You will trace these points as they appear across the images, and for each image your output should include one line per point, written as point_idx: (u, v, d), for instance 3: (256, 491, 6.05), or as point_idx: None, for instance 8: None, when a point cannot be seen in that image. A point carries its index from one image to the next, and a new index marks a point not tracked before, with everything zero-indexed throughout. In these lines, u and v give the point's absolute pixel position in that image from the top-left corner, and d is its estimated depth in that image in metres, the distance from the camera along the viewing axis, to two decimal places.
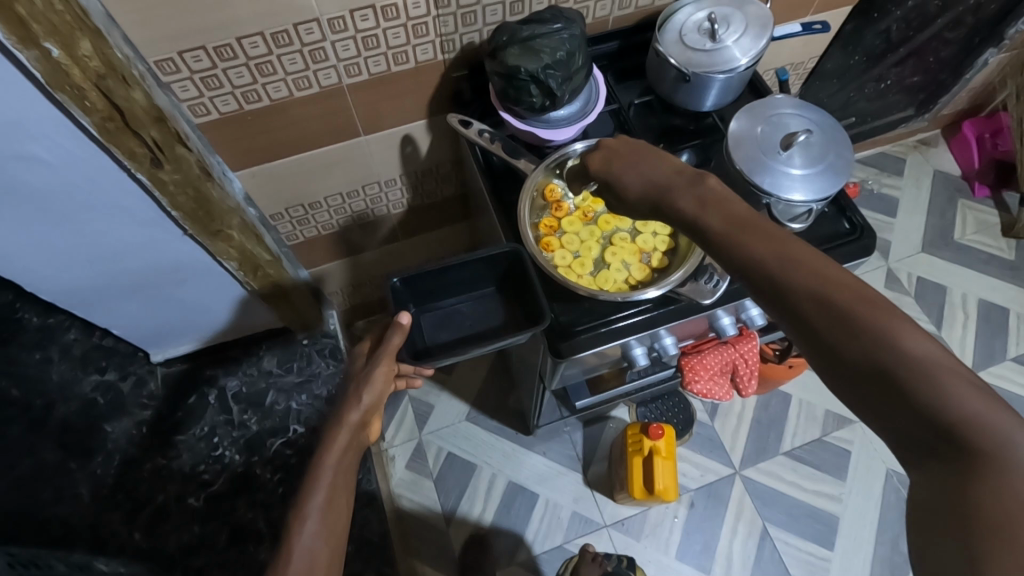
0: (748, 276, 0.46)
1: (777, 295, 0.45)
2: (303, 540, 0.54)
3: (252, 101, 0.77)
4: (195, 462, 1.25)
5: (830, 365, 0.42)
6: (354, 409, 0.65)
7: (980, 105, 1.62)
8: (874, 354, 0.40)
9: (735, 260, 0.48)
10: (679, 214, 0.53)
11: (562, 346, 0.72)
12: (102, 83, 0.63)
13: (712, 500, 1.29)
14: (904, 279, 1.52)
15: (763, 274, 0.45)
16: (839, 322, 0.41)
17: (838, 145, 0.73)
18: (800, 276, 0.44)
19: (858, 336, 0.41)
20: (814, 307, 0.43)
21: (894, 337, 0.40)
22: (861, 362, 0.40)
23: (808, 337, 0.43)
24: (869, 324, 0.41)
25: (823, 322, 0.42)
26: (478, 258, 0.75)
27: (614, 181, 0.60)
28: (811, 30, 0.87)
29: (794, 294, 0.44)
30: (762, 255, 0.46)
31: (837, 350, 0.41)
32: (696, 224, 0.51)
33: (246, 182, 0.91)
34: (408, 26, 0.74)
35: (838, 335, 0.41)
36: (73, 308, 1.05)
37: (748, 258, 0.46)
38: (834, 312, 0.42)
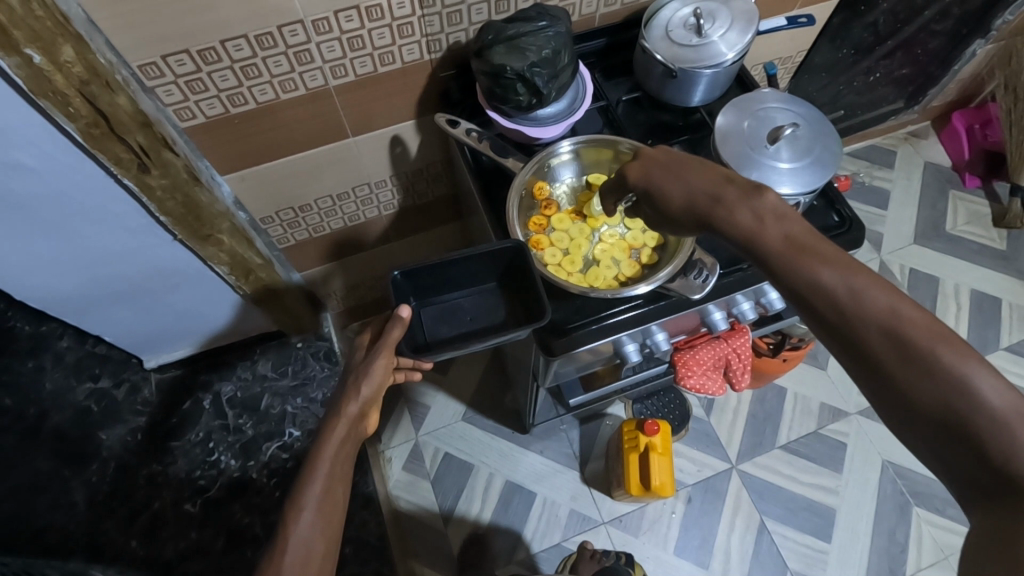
0: (810, 303, 0.45)
1: (840, 326, 0.43)
2: (299, 531, 0.55)
3: (238, 104, 0.76)
4: (191, 468, 1.25)
5: (893, 403, 0.41)
6: (354, 402, 0.63)
7: (969, 96, 1.62)
8: (942, 397, 0.39)
9: (794, 285, 0.46)
10: (733, 230, 0.50)
11: (561, 344, 0.72)
12: (86, 90, 0.64)
13: (709, 495, 1.29)
14: (896, 271, 1.53)
15: (827, 303, 0.44)
16: (909, 360, 0.40)
17: (825, 138, 0.73)
18: (869, 308, 0.42)
19: (929, 378, 0.39)
20: (883, 342, 0.41)
21: (966, 380, 0.39)
22: (927, 403, 0.39)
23: (874, 371, 0.42)
24: (940, 366, 0.39)
25: (891, 359, 0.41)
26: (480, 252, 0.73)
27: (657, 187, 0.56)
28: (796, 24, 0.87)
29: (861, 327, 0.42)
30: (829, 282, 0.44)
31: (902, 388, 0.40)
32: (754, 245, 0.49)
33: (235, 187, 0.90)
34: (393, 26, 0.74)
35: (905, 374, 0.40)
36: (63, 316, 1.04)
37: (812, 286, 0.45)
38: (903, 351, 0.41)
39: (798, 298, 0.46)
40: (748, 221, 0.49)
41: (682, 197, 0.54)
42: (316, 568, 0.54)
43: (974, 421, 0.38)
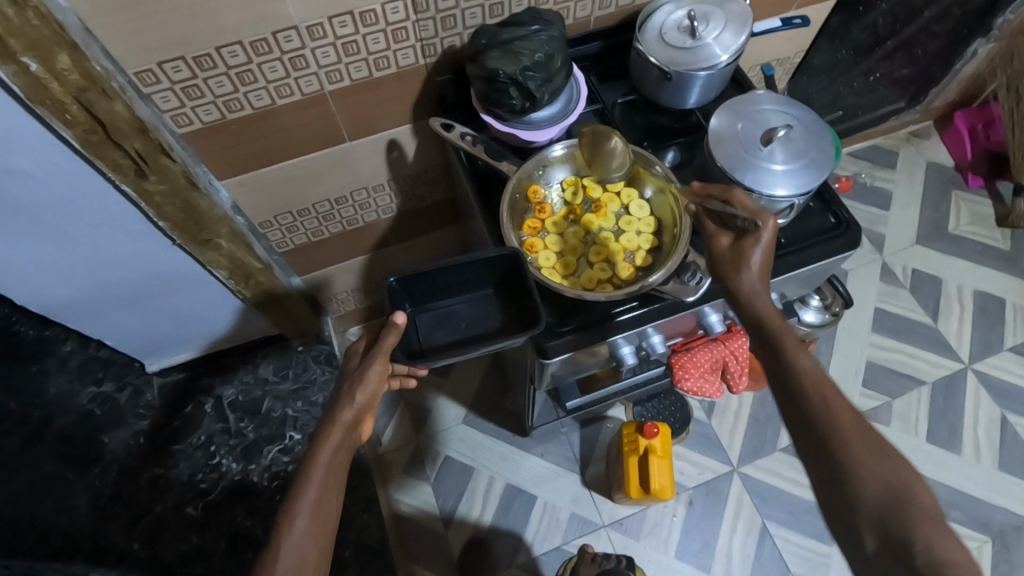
0: (796, 388, 0.58)
1: (821, 410, 0.56)
2: (292, 539, 0.56)
3: (235, 110, 0.77)
4: (192, 471, 1.25)
5: (850, 480, 0.53)
6: (348, 408, 0.63)
7: (971, 96, 1.62)
8: (888, 485, 0.51)
9: (785, 369, 0.59)
10: (752, 310, 0.63)
11: (592, 335, 0.74)
12: (83, 97, 0.65)
13: (711, 498, 1.29)
14: (899, 272, 1.52)
15: (814, 388, 0.57)
16: (863, 445, 0.53)
17: (820, 139, 0.73)
18: (842, 404, 0.56)
19: (881, 466, 0.52)
20: (853, 430, 0.54)
21: (906, 478, 0.52)
22: (874, 485, 0.52)
23: (835, 447, 0.54)
24: (893, 461, 0.52)
25: (851, 440, 0.54)
26: (475, 259, 0.74)
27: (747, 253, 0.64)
28: (791, 25, 0.87)
29: (836, 415, 0.55)
30: (808, 372, 0.58)
31: (858, 469, 0.53)
32: (765, 326, 0.62)
33: (234, 192, 0.90)
34: (388, 31, 0.75)
35: (865, 458, 0.53)
36: (64, 319, 1.05)
37: (801, 371, 0.58)
38: (866, 440, 0.53)
39: (785, 382, 0.59)
40: (767, 308, 0.62)
41: (750, 274, 0.64)
42: (312, 571, 0.55)
43: (910, 508, 0.50)
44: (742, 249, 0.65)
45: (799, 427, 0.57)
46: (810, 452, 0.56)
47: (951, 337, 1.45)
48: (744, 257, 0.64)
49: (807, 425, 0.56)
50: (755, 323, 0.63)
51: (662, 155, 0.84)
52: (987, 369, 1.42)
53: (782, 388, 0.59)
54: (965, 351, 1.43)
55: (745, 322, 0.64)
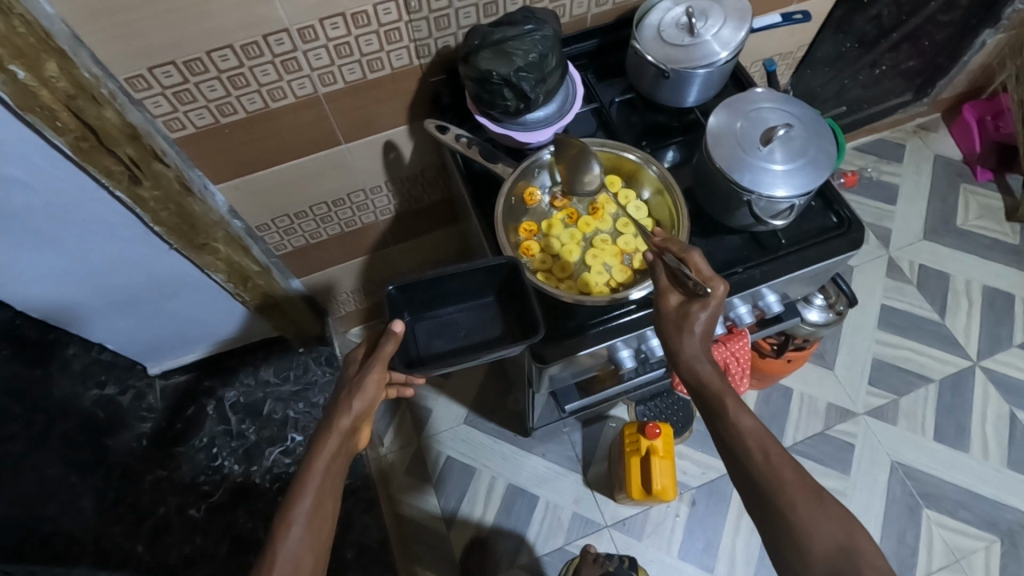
0: (739, 449, 0.58)
1: (766, 471, 0.56)
2: (287, 546, 0.55)
3: (228, 114, 0.76)
4: (194, 473, 1.26)
5: (800, 538, 0.53)
6: (346, 415, 0.63)
7: (980, 87, 1.59)
8: (834, 538, 0.53)
9: (726, 431, 0.59)
10: (693, 375, 0.62)
11: (586, 337, 0.73)
12: (73, 104, 0.64)
13: (714, 497, 1.28)
14: (905, 268, 1.50)
15: (756, 449, 0.57)
16: (808, 496, 0.54)
17: (819, 137, 0.71)
18: (784, 461, 0.56)
19: (825, 517, 0.53)
20: (796, 481, 0.55)
21: (848, 525, 0.53)
22: (822, 539, 0.53)
23: (784, 501, 0.54)
24: (834, 513, 0.54)
25: (797, 493, 0.54)
26: (476, 267, 0.72)
27: (693, 313, 0.62)
28: (791, 20, 0.85)
29: (779, 474, 0.55)
30: (749, 428, 0.58)
31: (808, 520, 0.53)
32: (705, 391, 0.61)
33: (229, 195, 0.90)
34: (380, 33, 0.74)
35: (810, 513, 0.54)
36: (65, 324, 1.06)
37: (742, 432, 0.58)
38: (808, 494, 0.54)
39: (729, 445, 0.59)
40: (707, 369, 0.61)
41: (692, 339, 0.62)
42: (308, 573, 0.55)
43: (857, 558, 0.51)
44: (687, 311, 0.63)
45: (745, 490, 0.58)
46: (758, 512, 0.57)
47: (958, 333, 1.43)
48: (687, 320, 0.63)
49: (751, 488, 0.57)
50: (697, 386, 0.62)
51: (662, 155, 0.83)
52: (995, 365, 1.40)
53: (725, 444, 0.59)
54: (972, 347, 1.41)
55: (688, 385, 0.63)
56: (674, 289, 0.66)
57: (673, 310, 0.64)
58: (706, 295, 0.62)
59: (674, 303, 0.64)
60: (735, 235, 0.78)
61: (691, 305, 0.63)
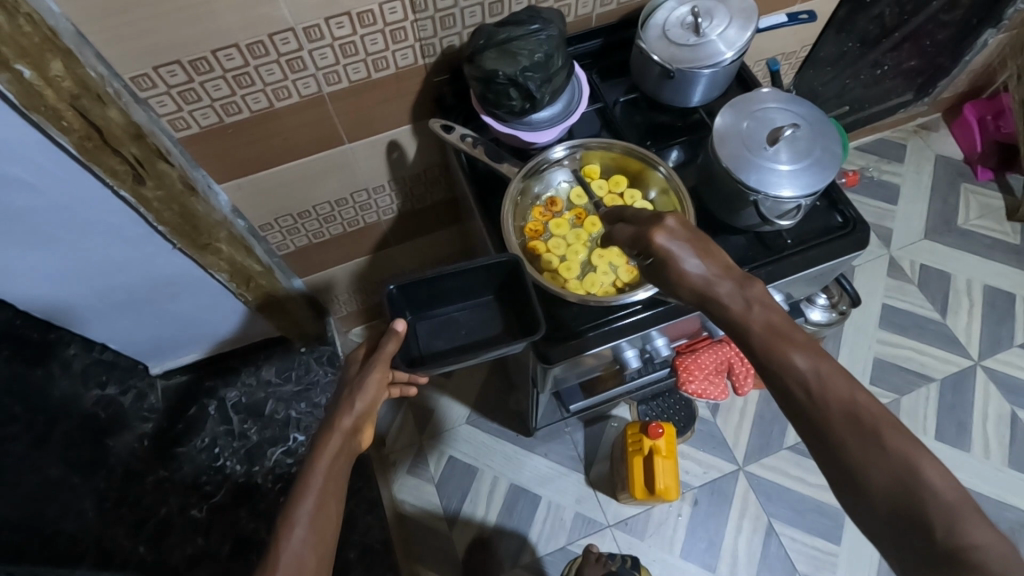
0: (776, 385, 0.50)
1: (805, 405, 0.48)
2: (290, 547, 0.55)
3: (233, 113, 0.75)
4: (196, 473, 1.26)
5: (850, 480, 0.45)
6: (347, 415, 0.63)
7: (980, 87, 1.59)
8: (893, 476, 0.44)
9: (765, 364, 0.51)
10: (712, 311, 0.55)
11: (585, 340, 0.73)
12: (77, 104, 0.64)
13: (716, 497, 1.28)
14: (907, 267, 1.50)
15: (798, 384, 0.49)
16: (863, 435, 0.46)
17: (825, 138, 0.71)
18: (830, 390, 0.48)
19: (882, 456, 0.45)
20: (845, 417, 0.47)
21: (914, 460, 0.44)
22: (880, 481, 0.44)
23: (831, 442, 0.47)
24: (894, 446, 0.45)
25: (848, 433, 0.46)
26: (476, 266, 0.72)
27: (672, 267, 0.56)
28: (797, 20, 0.85)
29: (822, 406, 0.47)
30: (791, 359, 0.50)
31: (860, 460, 0.45)
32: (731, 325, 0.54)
33: (233, 195, 0.89)
34: (386, 32, 0.73)
35: (864, 449, 0.45)
36: (66, 324, 1.06)
37: (780, 364, 0.50)
38: (859, 426, 0.46)
39: (768, 382, 0.51)
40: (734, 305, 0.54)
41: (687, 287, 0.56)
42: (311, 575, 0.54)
43: (925, 498, 0.43)
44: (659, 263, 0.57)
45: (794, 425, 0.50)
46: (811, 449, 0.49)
47: (959, 333, 1.43)
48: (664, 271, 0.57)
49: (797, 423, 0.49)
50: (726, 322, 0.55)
51: (666, 155, 0.83)
52: (996, 365, 1.40)
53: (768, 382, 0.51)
54: (974, 347, 1.41)
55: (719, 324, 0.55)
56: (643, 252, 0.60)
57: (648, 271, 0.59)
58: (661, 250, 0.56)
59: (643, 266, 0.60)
60: (740, 236, 0.78)
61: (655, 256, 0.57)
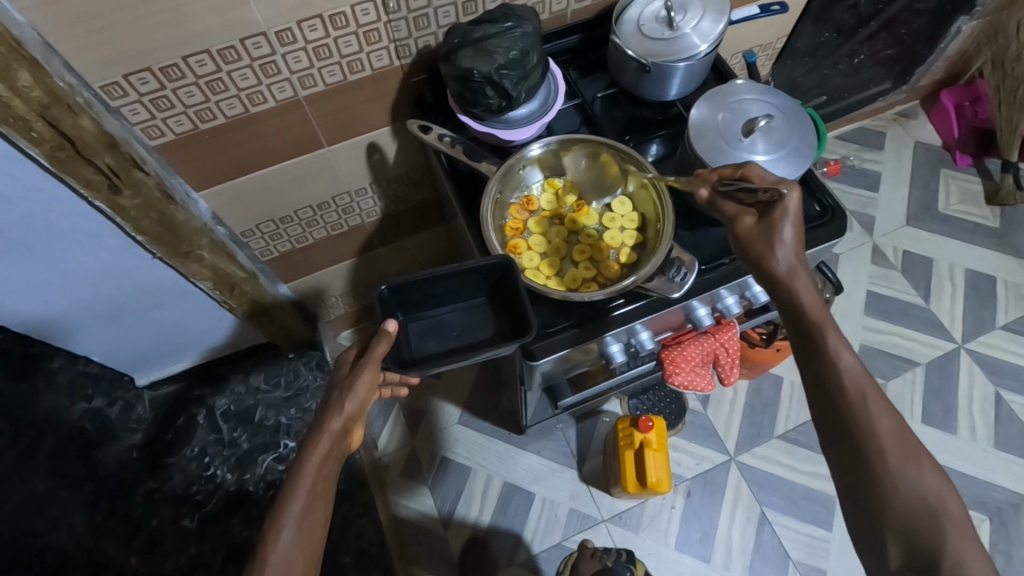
0: (834, 392, 0.58)
1: (856, 418, 0.57)
2: (278, 549, 0.55)
3: (207, 120, 0.75)
4: (187, 483, 1.25)
5: (882, 493, 0.55)
6: (337, 417, 0.62)
7: (957, 74, 1.61)
8: (920, 499, 0.54)
9: (825, 369, 0.59)
10: (790, 291, 0.60)
11: (591, 328, 0.74)
12: (47, 113, 0.64)
13: (709, 488, 1.29)
14: (889, 254, 1.52)
15: (854, 392, 0.57)
16: (904, 456, 0.55)
17: (801, 127, 0.72)
18: (883, 411, 0.56)
19: (913, 478, 0.54)
20: (891, 438, 0.56)
21: (937, 491, 0.54)
22: (905, 498, 0.54)
23: (874, 455, 0.56)
24: (924, 472, 0.54)
25: (892, 452, 0.55)
26: (469, 267, 0.72)
27: (783, 220, 0.60)
28: (769, 11, 0.86)
29: (872, 422, 0.56)
30: (852, 375, 0.58)
31: (895, 478, 0.55)
32: (804, 312, 0.60)
33: (212, 202, 0.88)
34: (360, 33, 0.73)
35: (901, 471, 0.55)
36: (49, 338, 1.04)
37: (841, 371, 0.58)
38: (902, 450, 0.55)
39: (824, 385, 0.59)
40: (808, 296, 0.60)
41: (785, 250, 0.60)
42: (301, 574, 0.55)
43: (941, 523, 0.53)
44: (768, 223, 0.61)
45: (837, 433, 0.58)
46: (845, 461, 0.57)
47: (943, 317, 1.45)
48: (771, 232, 0.61)
49: (843, 431, 0.57)
50: (793, 308, 0.60)
51: (645, 148, 0.83)
52: (980, 348, 1.42)
53: (822, 391, 0.59)
54: (957, 331, 1.43)
55: (783, 308, 0.62)
56: (746, 210, 0.63)
57: (754, 229, 0.62)
58: (782, 201, 0.60)
59: (751, 224, 0.62)
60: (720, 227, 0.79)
61: (774, 217, 0.60)
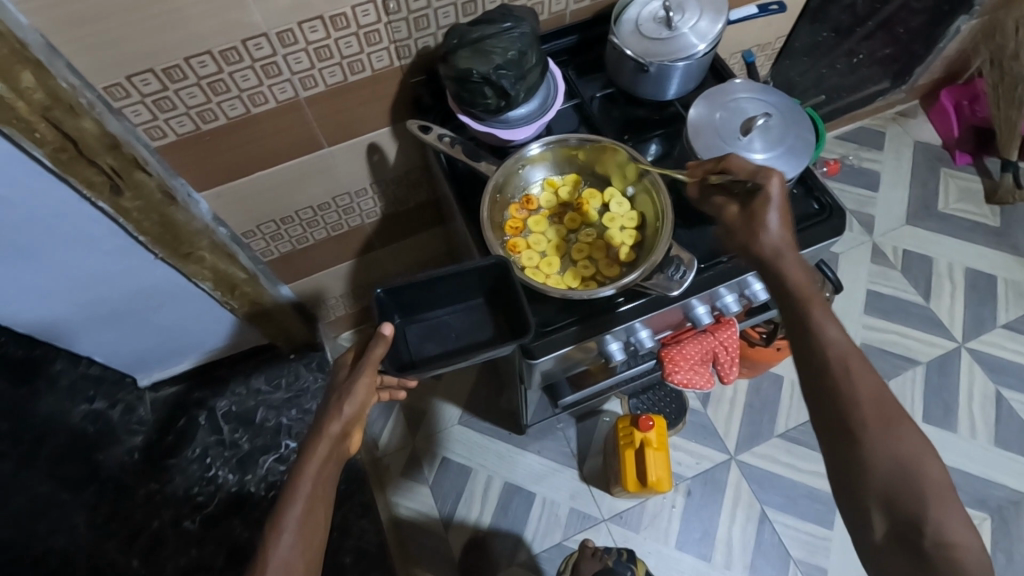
0: (817, 361, 0.59)
1: (837, 386, 0.58)
2: (279, 552, 0.56)
3: (209, 121, 0.75)
4: (189, 485, 1.26)
5: (863, 460, 0.55)
6: (336, 421, 0.63)
7: (956, 73, 1.61)
8: (900, 464, 0.54)
9: (810, 340, 0.60)
10: (775, 267, 0.62)
11: (589, 327, 0.74)
12: (49, 115, 0.64)
13: (709, 487, 1.29)
14: (889, 253, 1.52)
15: (837, 362, 0.58)
16: (884, 423, 0.56)
17: (799, 126, 0.72)
18: (864, 378, 0.57)
19: (895, 443, 0.55)
20: (872, 404, 0.56)
21: (919, 457, 0.54)
22: (887, 464, 0.55)
23: (854, 421, 0.56)
24: (907, 436, 0.55)
25: (874, 420, 0.56)
26: (467, 269, 0.72)
27: (763, 207, 0.63)
28: (767, 11, 0.86)
29: (854, 389, 0.57)
30: (834, 345, 0.59)
31: (875, 444, 0.55)
32: (788, 287, 0.62)
33: (213, 203, 0.88)
34: (360, 34, 0.73)
35: (883, 438, 0.55)
36: (52, 339, 1.05)
37: (825, 342, 0.59)
38: (883, 418, 0.56)
39: (808, 356, 0.60)
40: (794, 273, 0.61)
41: (769, 234, 0.63)
42: None
43: (922, 488, 0.53)
44: (750, 210, 0.64)
45: (819, 401, 0.59)
46: (828, 430, 0.58)
47: (943, 315, 1.45)
48: (753, 218, 0.64)
49: (824, 400, 0.58)
50: (779, 284, 0.62)
51: (644, 148, 0.84)
52: (980, 346, 1.42)
53: (806, 362, 0.60)
54: (957, 329, 1.43)
55: (772, 285, 0.64)
56: (732, 200, 0.66)
57: (738, 218, 0.65)
58: (764, 188, 0.63)
59: (735, 213, 0.65)
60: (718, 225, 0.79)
61: (755, 205, 0.64)
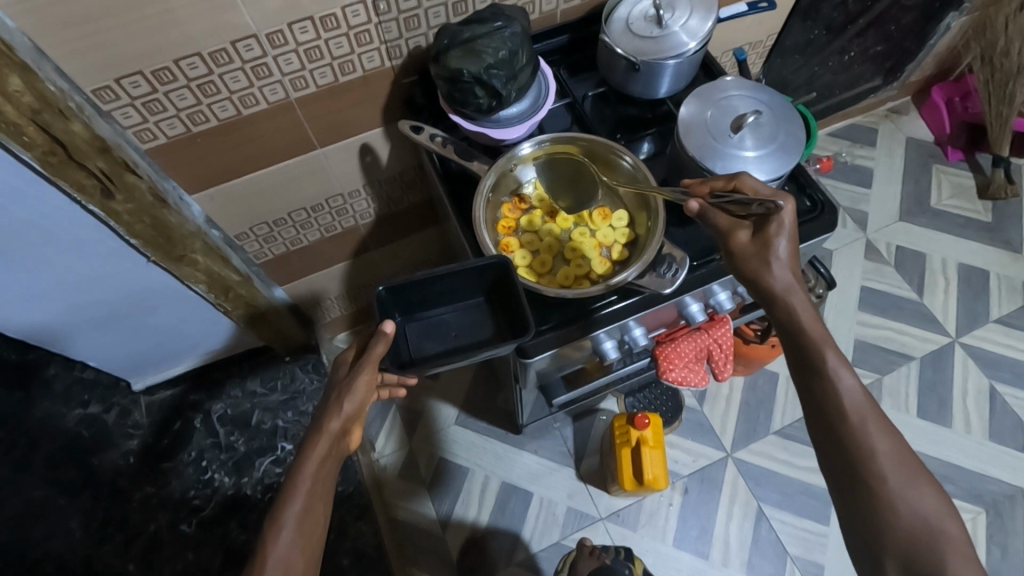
0: (834, 413, 0.59)
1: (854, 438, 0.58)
2: (277, 551, 0.55)
3: (200, 123, 0.75)
4: (185, 488, 1.25)
5: (881, 514, 0.56)
6: (335, 417, 0.62)
7: (946, 70, 1.62)
8: (919, 520, 0.55)
9: (824, 390, 0.60)
10: (784, 306, 0.62)
11: (582, 327, 0.74)
12: (38, 118, 0.64)
13: (706, 485, 1.29)
14: (882, 249, 1.52)
15: (854, 414, 0.59)
16: (903, 479, 0.56)
17: (790, 123, 0.73)
18: (882, 432, 0.58)
19: (914, 498, 0.55)
20: (891, 459, 0.57)
21: (936, 513, 0.55)
22: (907, 518, 0.55)
23: (873, 475, 0.57)
24: (924, 492, 0.56)
25: (893, 474, 0.56)
26: (467, 267, 0.72)
27: (777, 231, 0.61)
28: (757, 9, 0.86)
29: (873, 443, 0.57)
30: (850, 398, 0.59)
31: (895, 498, 0.56)
32: (796, 330, 0.62)
33: (206, 206, 0.89)
34: (350, 35, 0.73)
35: (902, 491, 0.56)
36: (46, 344, 1.04)
37: (841, 393, 0.59)
38: (902, 471, 0.56)
39: (823, 405, 0.60)
40: (805, 312, 0.62)
41: (780, 267, 0.61)
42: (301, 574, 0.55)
43: (941, 544, 0.54)
44: (763, 237, 0.62)
45: (836, 452, 0.59)
46: (843, 481, 0.59)
47: (937, 311, 1.45)
48: (766, 247, 0.62)
49: (839, 451, 0.59)
50: (790, 328, 0.62)
51: (637, 146, 0.84)
52: (974, 341, 1.42)
53: (822, 414, 0.61)
54: (951, 325, 1.44)
55: (782, 325, 0.63)
56: (739, 223, 0.63)
57: (750, 245, 0.62)
58: (778, 214, 0.60)
59: (746, 239, 0.63)
60: None
61: (769, 231, 0.61)
